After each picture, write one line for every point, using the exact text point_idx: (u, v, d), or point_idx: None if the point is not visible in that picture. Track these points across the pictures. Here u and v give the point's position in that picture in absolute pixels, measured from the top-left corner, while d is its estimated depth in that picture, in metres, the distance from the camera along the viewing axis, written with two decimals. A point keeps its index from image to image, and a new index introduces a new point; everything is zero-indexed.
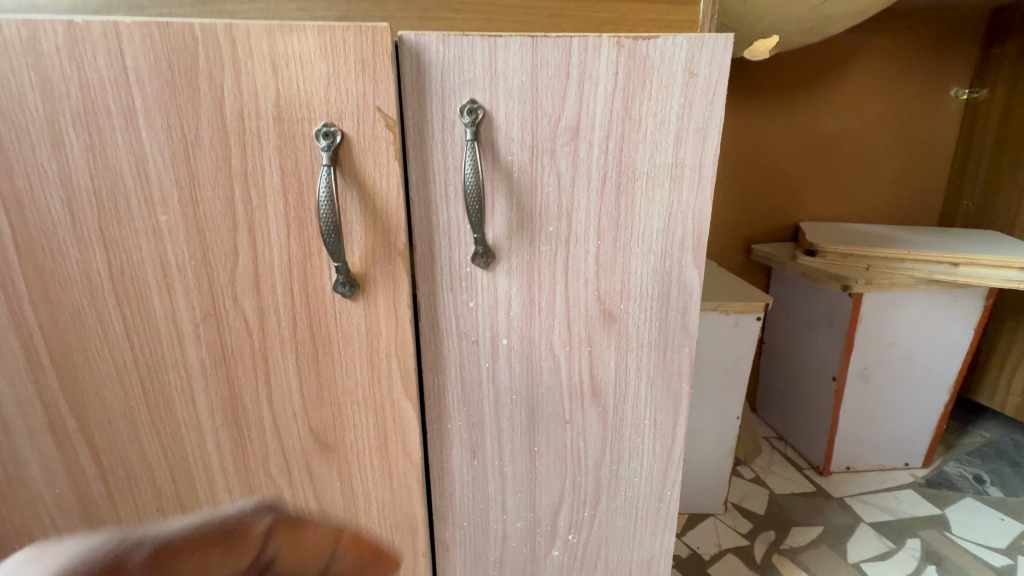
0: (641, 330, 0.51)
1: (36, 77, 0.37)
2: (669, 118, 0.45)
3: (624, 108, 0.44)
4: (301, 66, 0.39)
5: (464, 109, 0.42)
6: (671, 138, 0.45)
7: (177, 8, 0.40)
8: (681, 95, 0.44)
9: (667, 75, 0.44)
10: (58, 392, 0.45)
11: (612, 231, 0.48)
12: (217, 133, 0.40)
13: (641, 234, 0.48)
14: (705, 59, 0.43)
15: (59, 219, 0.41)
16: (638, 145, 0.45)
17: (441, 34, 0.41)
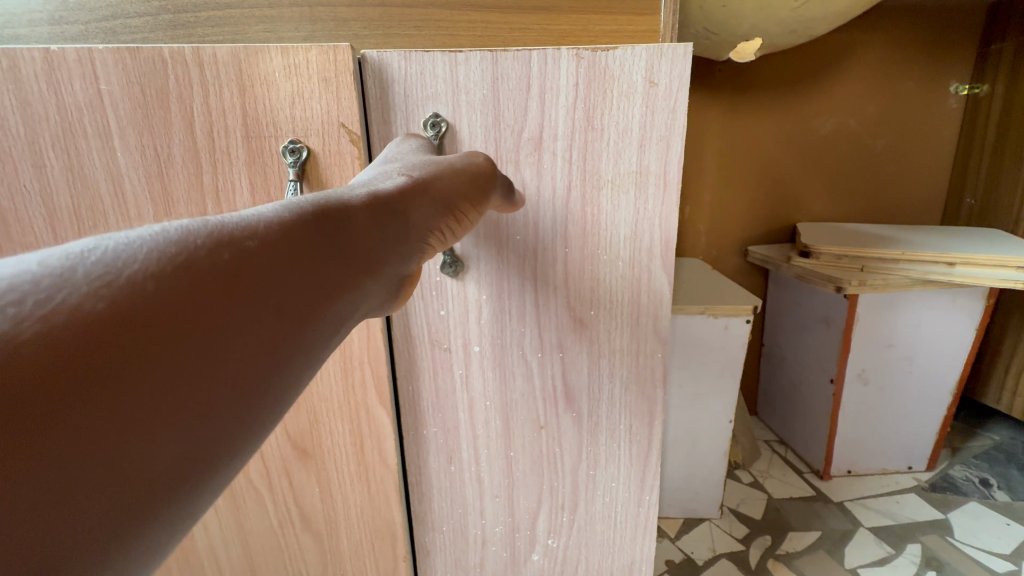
0: (613, 336, 0.50)
1: (17, 102, 0.40)
2: (631, 127, 0.43)
3: (586, 118, 0.43)
4: (266, 85, 0.41)
5: (427, 122, 0.43)
6: (633, 146, 0.44)
7: (151, 34, 0.42)
8: (642, 104, 0.43)
9: (626, 84, 0.43)
10: None
11: (579, 239, 0.47)
12: (188, 152, 0.42)
13: (608, 242, 0.47)
14: (666, 68, 0.42)
15: (41, 236, 0.43)
16: (601, 153, 0.44)
17: (402, 51, 0.42)
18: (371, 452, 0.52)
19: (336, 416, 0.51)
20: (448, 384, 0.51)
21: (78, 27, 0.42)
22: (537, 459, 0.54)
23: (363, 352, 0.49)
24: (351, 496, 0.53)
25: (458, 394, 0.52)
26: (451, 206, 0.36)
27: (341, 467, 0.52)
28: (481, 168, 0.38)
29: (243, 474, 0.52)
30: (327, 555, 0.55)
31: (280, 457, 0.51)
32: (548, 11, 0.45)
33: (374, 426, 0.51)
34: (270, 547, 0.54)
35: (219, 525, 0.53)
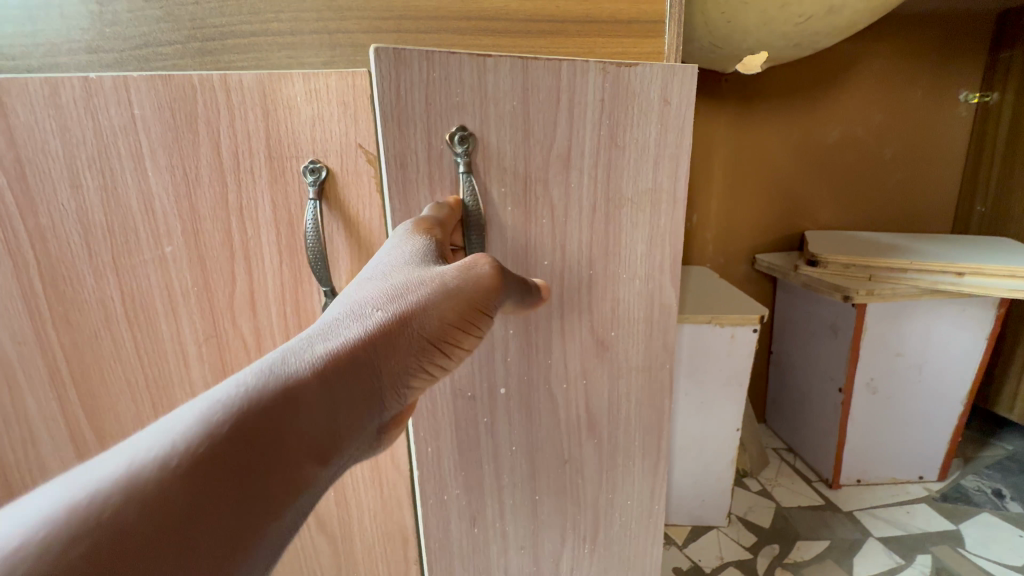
0: (631, 353, 0.51)
1: (58, 127, 0.42)
2: (648, 145, 0.45)
3: (610, 135, 0.44)
4: (288, 109, 0.43)
5: (455, 137, 0.41)
6: (649, 164, 0.45)
7: (181, 60, 0.45)
8: (658, 122, 0.44)
9: (644, 102, 0.44)
10: (77, 406, 0.49)
11: (602, 259, 0.47)
12: (215, 172, 0.44)
13: (627, 259, 0.48)
14: (678, 87, 0.44)
15: (77, 252, 0.45)
16: (623, 171, 0.45)
17: (424, 51, 0.39)
18: (384, 459, 0.54)
19: None
20: (473, 433, 0.50)
21: (114, 55, 0.44)
22: (562, 492, 0.53)
23: None
24: (365, 502, 0.55)
25: (485, 444, 0.50)
26: (440, 342, 0.33)
27: (356, 473, 0.54)
28: (481, 287, 0.34)
29: None
30: (341, 558, 0.57)
31: None
32: (556, 34, 0.46)
33: None
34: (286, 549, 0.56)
35: None
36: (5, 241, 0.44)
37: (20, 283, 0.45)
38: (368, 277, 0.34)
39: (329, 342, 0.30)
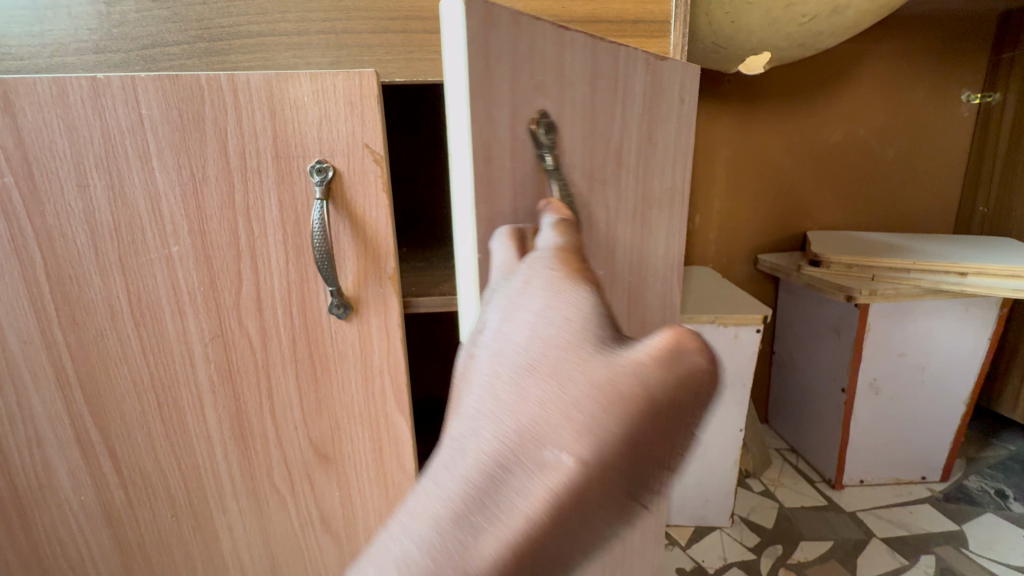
0: None
1: (65, 127, 0.42)
2: (671, 145, 0.42)
3: (647, 132, 0.39)
4: (295, 109, 0.43)
5: (542, 126, 0.34)
6: (672, 166, 0.42)
7: (188, 61, 0.45)
8: (682, 120, 0.41)
9: (669, 98, 0.40)
10: (83, 405, 0.49)
11: (635, 269, 0.43)
12: (221, 171, 0.44)
13: (655, 268, 0.44)
14: (694, 84, 0.41)
15: (84, 251, 0.45)
16: (656, 172, 0.41)
17: (513, 12, 0.30)
18: (390, 458, 0.54)
19: (356, 424, 0.52)
20: None
21: (121, 55, 0.45)
22: None
23: (383, 362, 0.50)
24: (370, 501, 0.55)
25: None
26: (641, 487, 0.24)
27: (361, 472, 0.54)
28: (691, 403, 0.23)
29: (267, 479, 0.53)
30: (346, 558, 0.57)
31: (303, 463, 0.53)
32: None
33: (392, 433, 0.53)
34: (291, 549, 0.56)
35: (243, 527, 0.55)
36: (12, 240, 0.44)
37: (26, 282, 0.45)
38: (525, 368, 0.25)
39: (496, 525, 0.23)
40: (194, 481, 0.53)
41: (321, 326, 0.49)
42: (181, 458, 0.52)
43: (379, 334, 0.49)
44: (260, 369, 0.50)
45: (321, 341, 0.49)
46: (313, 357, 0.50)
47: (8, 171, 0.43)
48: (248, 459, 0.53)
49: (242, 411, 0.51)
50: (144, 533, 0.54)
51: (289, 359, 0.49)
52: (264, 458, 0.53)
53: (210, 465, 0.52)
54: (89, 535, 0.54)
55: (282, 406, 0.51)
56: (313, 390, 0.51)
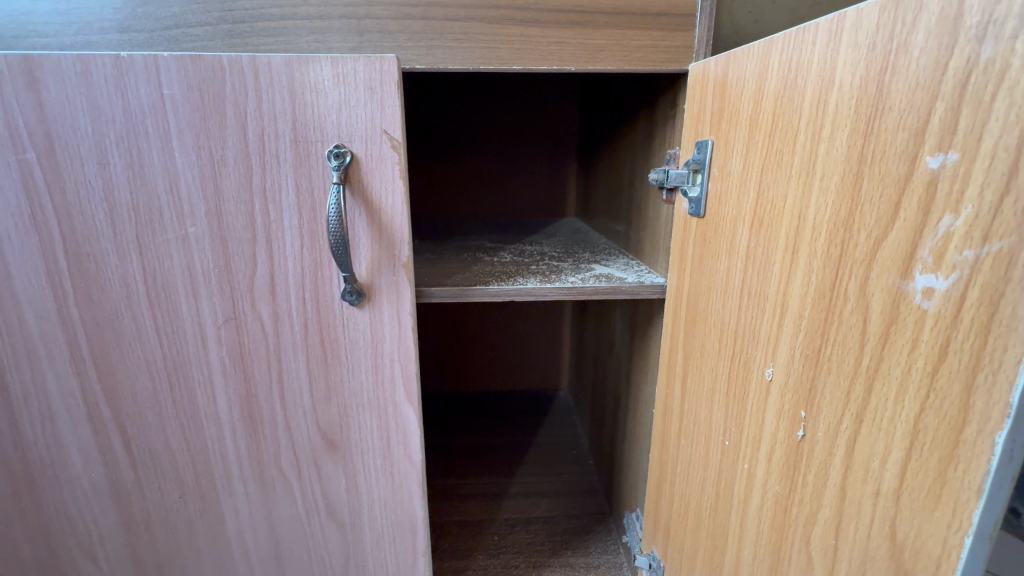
0: (742, 375, 0.42)
1: (87, 104, 0.43)
2: (846, 114, 0.30)
3: (923, 94, 0.26)
4: (315, 93, 0.43)
5: None
6: (842, 143, 0.31)
7: (209, 42, 0.45)
8: (839, 86, 0.31)
9: (869, 58, 0.29)
10: (96, 383, 0.50)
11: (860, 277, 0.30)
12: (240, 153, 0.44)
13: (801, 270, 0.35)
14: (811, 49, 0.33)
15: (102, 229, 0.45)
16: (882, 145, 0.28)
17: None
18: (397, 449, 0.54)
19: (365, 412, 0.52)
20: None
21: (145, 34, 0.45)
22: None
23: (393, 351, 0.50)
24: (375, 491, 0.55)
25: None
26: None
27: (367, 461, 0.54)
28: None
29: (274, 464, 0.54)
30: (349, 546, 0.57)
31: (310, 449, 0.53)
32: (584, 26, 0.46)
33: (401, 423, 0.53)
34: (296, 535, 0.57)
35: (248, 511, 0.55)
36: (32, 216, 0.45)
37: (45, 259, 0.46)
38: None
39: None
40: (202, 464, 0.53)
41: (333, 312, 0.48)
42: (191, 440, 0.52)
43: (391, 323, 0.49)
44: (272, 353, 0.50)
45: (332, 327, 0.49)
46: (324, 342, 0.49)
47: (30, 147, 0.43)
48: (256, 443, 0.53)
49: (252, 394, 0.51)
50: (151, 513, 0.55)
51: (301, 343, 0.49)
52: (272, 443, 0.53)
53: (218, 448, 0.53)
54: (97, 513, 0.54)
55: (292, 392, 0.51)
56: (323, 376, 0.51)
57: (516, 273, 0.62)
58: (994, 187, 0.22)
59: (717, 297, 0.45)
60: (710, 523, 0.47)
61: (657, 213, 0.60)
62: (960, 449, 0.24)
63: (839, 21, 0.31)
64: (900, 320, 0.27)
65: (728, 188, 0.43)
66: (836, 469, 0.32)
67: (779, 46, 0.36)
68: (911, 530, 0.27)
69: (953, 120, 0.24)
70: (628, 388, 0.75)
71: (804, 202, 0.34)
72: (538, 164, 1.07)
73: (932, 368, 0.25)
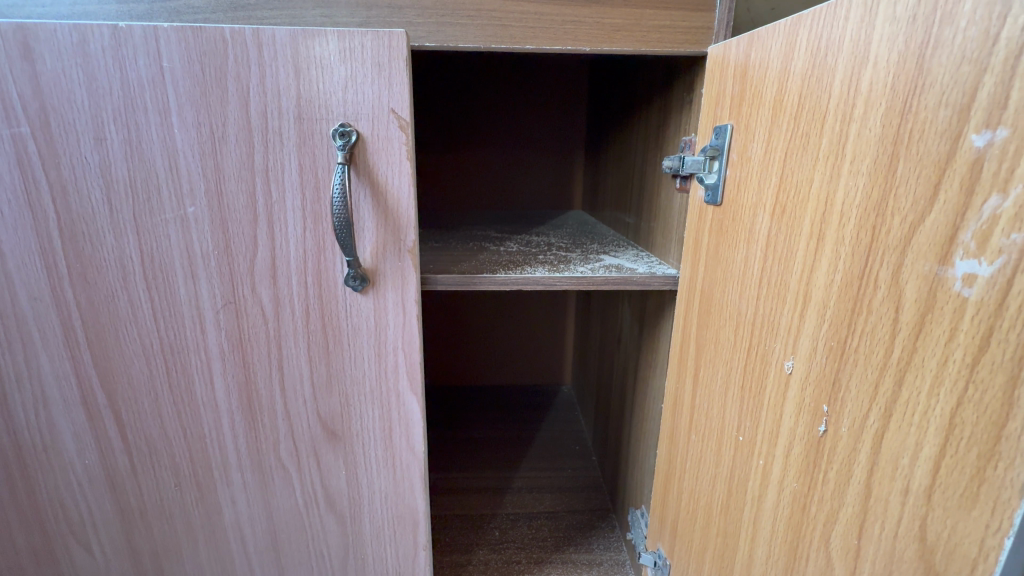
0: (759, 368, 0.40)
1: (84, 76, 0.41)
2: (879, 92, 0.29)
3: (970, 66, 0.24)
4: (320, 68, 0.42)
5: None
6: (876, 123, 0.29)
7: (212, 15, 0.44)
8: (874, 62, 0.29)
9: (909, 31, 0.27)
10: (90, 367, 0.48)
11: (893, 264, 0.28)
12: (242, 131, 0.42)
13: (826, 258, 0.33)
14: (844, 24, 0.31)
15: (98, 207, 0.44)
16: (920, 123, 0.26)
17: None
18: (399, 439, 0.53)
19: (367, 401, 0.51)
20: None
21: (144, 5, 0.43)
22: None
23: (396, 339, 0.49)
24: (376, 482, 0.54)
25: None
26: None
27: (368, 452, 0.53)
28: None
29: (273, 454, 0.52)
30: (349, 538, 0.56)
31: (310, 439, 0.52)
32: (601, 6, 0.45)
33: (403, 413, 0.52)
34: (294, 526, 0.55)
35: (246, 501, 0.54)
36: (26, 193, 0.43)
37: (39, 238, 0.44)
38: None
39: None
40: (199, 452, 0.52)
41: (335, 298, 0.47)
42: (188, 427, 0.51)
43: (394, 309, 0.48)
44: (272, 339, 0.48)
45: (334, 313, 0.47)
46: (326, 329, 0.48)
47: (24, 121, 0.42)
48: (255, 431, 0.51)
49: (251, 381, 0.50)
50: (146, 502, 0.54)
51: (302, 329, 0.48)
52: (271, 431, 0.51)
53: (216, 436, 0.51)
54: (91, 500, 0.53)
55: (292, 380, 0.50)
56: (324, 363, 0.49)
57: (523, 262, 0.61)
58: None
59: (734, 288, 0.44)
60: (721, 521, 0.46)
61: (670, 202, 0.59)
62: (1002, 445, 0.22)
63: None
64: (936, 309, 0.25)
65: (748, 174, 0.41)
66: (862, 466, 0.30)
67: (809, 22, 0.34)
68: (944, 531, 0.25)
69: (1004, 94, 0.22)
70: (636, 382, 0.74)
71: (831, 186, 0.33)
72: (544, 155, 1.05)
73: (972, 360, 0.24)
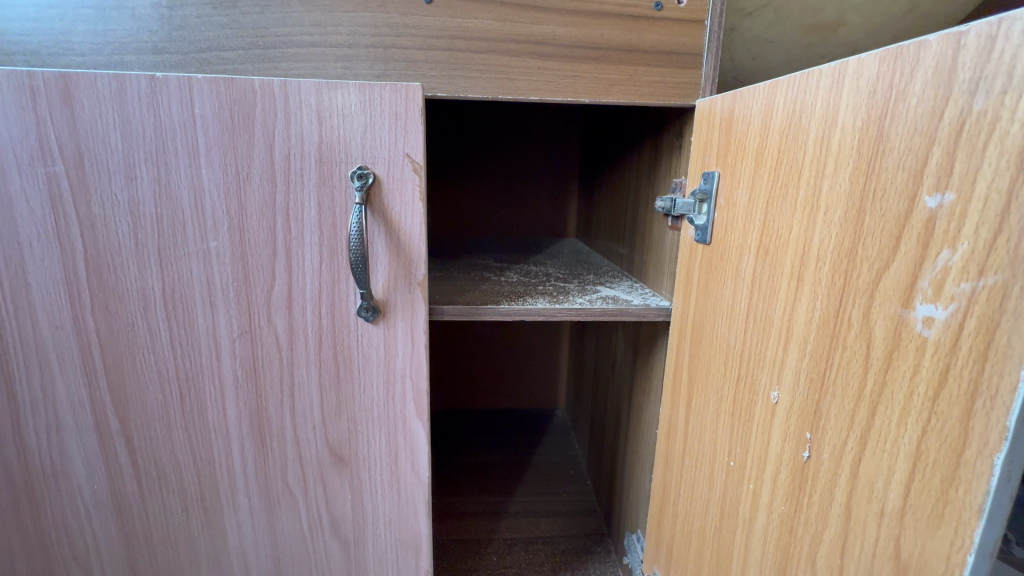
0: (749, 396, 0.43)
1: (119, 120, 0.44)
2: (849, 152, 0.33)
3: (924, 135, 0.28)
4: (342, 116, 0.45)
5: None
6: (846, 180, 0.33)
7: (241, 65, 0.47)
8: (842, 125, 0.33)
9: (871, 103, 0.31)
10: (106, 394, 0.50)
11: (865, 305, 0.31)
12: (265, 172, 0.45)
13: (806, 297, 0.36)
14: (816, 91, 0.36)
15: (124, 240, 0.46)
16: (886, 182, 0.30)
17: None
18: (404, 464, 0.54)
19: (374, 427, 0.53)
20: None
21: (177, 56, 0.47)
22: None
23: (405, 367, 0.51)
24: (381, 507, 0.56)
25: None
26: None
27: (374, 477, 0.54)
28: None
29: (280, 478, 0.54)
30: (351, 563, 0.57)
31: (318, 464, 0.54)
32: (599, 62, 0.50)
33: (409, 438, 0.53)
34: (298, 551, 0.56)
35: (252, 527, 0.55)
36: (55, 227, 0.45)
37: (65, 269, 0.46)
38: None
39: None
40: (207, 477, 0.53)
41: (347, 327, 0.49)
42: (198, 452, 0.52)
43: (404, 338, 0.50)
44: (285, 367, 0.50)
45: (346, 341, 0.50)
46: (338, 357, 0.50)
47: (59, 160, 0.44)
48: (264, 456, 0.53)
49: (262, 407, 0.51)
50: (152, 527, 0.54)
51: (314, 357, 0.50)
52: (280, 456, 0.53)
53: (225, 461, 0.53)
54: (97, 526, 0.54)
55: (302, 406, 0.52)
56: (335, 390, 0.51)
57: (524, 293, 0.64)
58: (991, 225, 0.24)
59: (723, 320, 0.47)
60: (714, 543, 0.48)
61: (662, 238, 0.62)
62: (961, 470, 0.25)
63: (845, 64, 0.33)
64: (901, 347, 0.28)
65: (734, 218, 0.45)
66: (842, 489, 0.33)
67: (786, 85, 0.39)
68: (916, 548, 0.28)
69: (949, 164, 0.26)
70: (630, 408, 0.76)
71: (808, 234, 0.36)
72: (540, 187, 1.09)
73: (933, 393, 0.27)
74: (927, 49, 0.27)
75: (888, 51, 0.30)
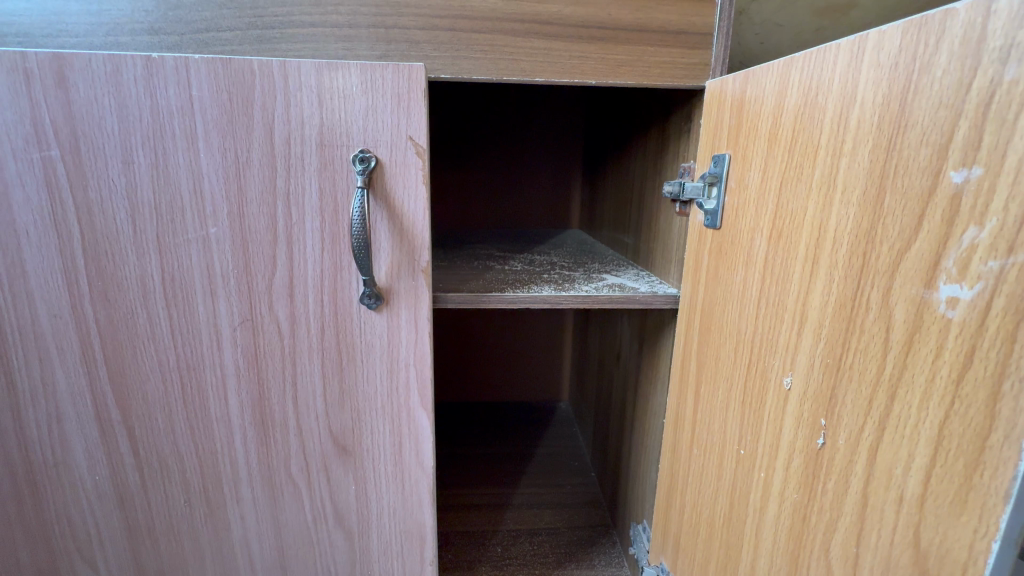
0: (760, 384, 0.42)
1: (115, 103, 0.43)
2: (868, 128, 0.32)
3: (950, 107, 0.26)
4: (342, 99, 0.44)
5: None
6: (865, 159, 0.32)
7: (239, 46, 0.46)
8: (861, 100, 0.32)
9: (893, 77, 0.30)
10: (106, 383, 0.49)
11: (884, 287, 0.30)
12: (265, 156, 0.44)
13: (822, 280, 0.35)
14: (833, 67, 0.34)
15: (122, 227, 0.45)
16: (908, 158, 0.29)
17: None
18: (409, 454, 0.54)
19: (377, 417, 0.52)
20: None
21: (174, 37, 0.46)
22: None
23: (408, 356, 0.50)
24: (385, 498, 0.55)
25: None
26: None
27: (378, 468, 0.54)
28: None
29: (283, 469, 0.53)
30: (355, 553, 0.57)
31: (321, 454, 0.53)
32: (606, 43, 0.49)
33: (413, 428, 0.53)
34: (302, 542, 0.56)
35: (255, 517, 0.55)
36: (52, 213, 0.45)
37: (62, 257, 0.45)
38: None
39: None
40: (210, 467, 0.53)
41: (349, 315, 0.49)
42: (199, 442, 0.52)
43: (407, 326, 0.50)
44: (287, 356, 0.49)
45: (348, 330, 0.49)
46: (340, 345, 0.49)
47: (54, 145, 0.43)
48: (266, 447, 0.52)
49: (264, 397, 0.51)
50: (155, 517, 0.54)
51: (316, 346, 0.49)
52: (283, 447, 0.52)
53: (227, 452, 0.52)
54: (99, 517, 0.53)
55: (305, 395, 0.51)
56: (338, 379, 0.50)
57: (529, 281, 0.63)
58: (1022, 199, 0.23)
59: (734, 307, 0.46)
60: (723, 533, 0.47)
61: (669, 225, 0.61)
62: (987, 455, 0.24)
63: (864, 38, 0.32)
64: (923, 329, 0.27)
65: (745, 201, 0.44)
66: (858, 477, 0.32)
67: (802, 62, 0.37)
68: (937, 536, 0.27)
69: (977, 137, 0.25)
70: (636, 398, 0.75)
71: (824, 215, 0.35)
72: (544, 177, 1.08)
73: (957, 376, 0.26)
74: (955, 18, 0.26)
75: (912, 22, 0.29)
